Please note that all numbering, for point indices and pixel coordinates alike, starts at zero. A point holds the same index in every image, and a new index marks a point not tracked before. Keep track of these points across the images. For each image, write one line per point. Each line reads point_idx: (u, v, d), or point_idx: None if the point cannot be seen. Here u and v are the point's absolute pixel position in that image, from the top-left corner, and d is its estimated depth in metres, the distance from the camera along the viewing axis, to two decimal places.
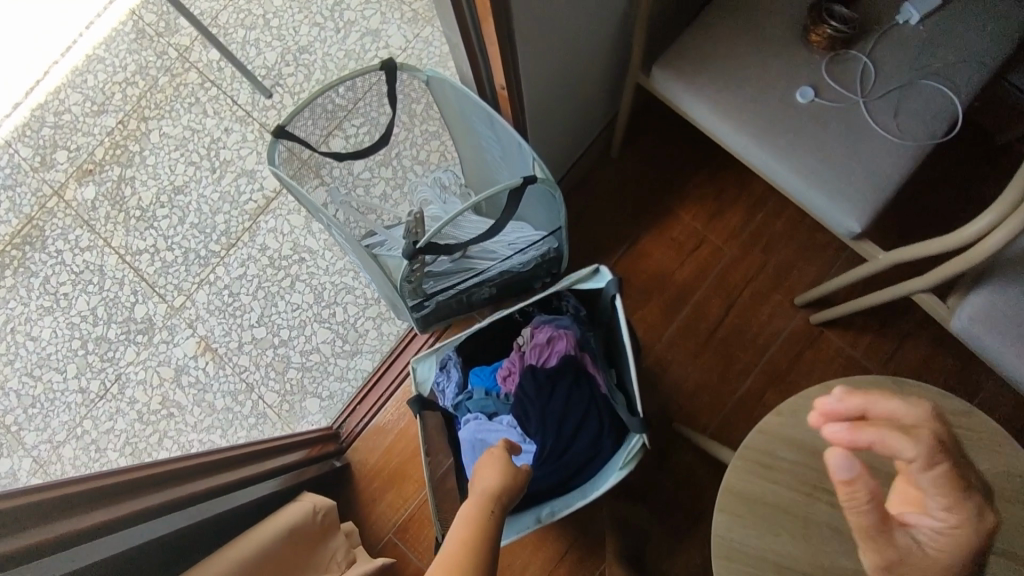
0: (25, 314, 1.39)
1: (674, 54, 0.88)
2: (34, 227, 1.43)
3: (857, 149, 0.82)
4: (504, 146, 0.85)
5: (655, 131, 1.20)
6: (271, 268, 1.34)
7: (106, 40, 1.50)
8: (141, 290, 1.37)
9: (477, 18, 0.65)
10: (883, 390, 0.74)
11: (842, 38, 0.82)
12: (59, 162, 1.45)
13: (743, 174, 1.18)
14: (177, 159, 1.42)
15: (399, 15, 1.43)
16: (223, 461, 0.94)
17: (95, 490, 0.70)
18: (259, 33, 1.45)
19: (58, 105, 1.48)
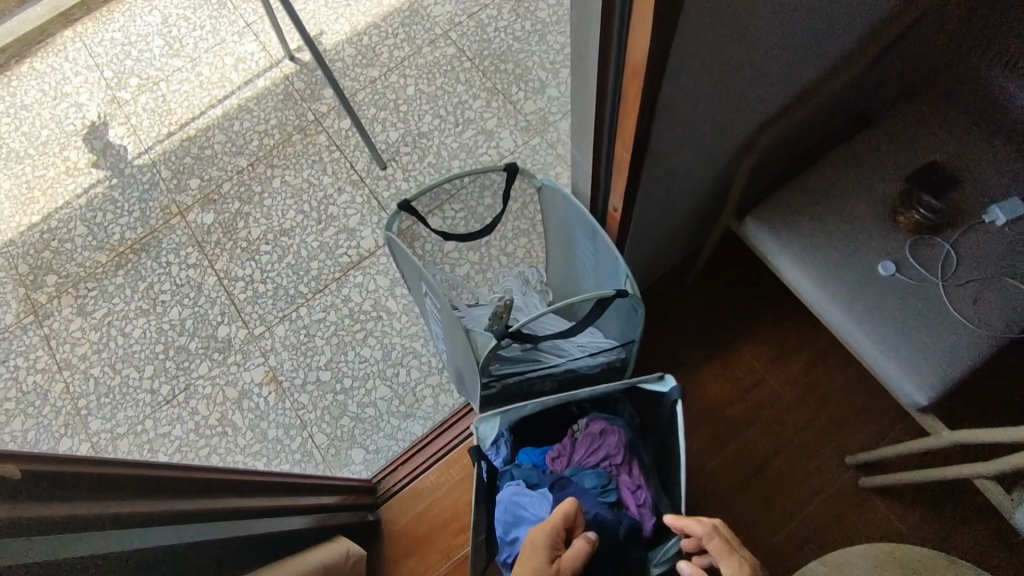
0: (124, 312, 1.54)
1: (771, 208, 0.97)
2: (154, 238, 1.60)
3: (931, 327, 0.87)
4: (600, 258, 0.93)
5: (732, 270, 1.27)
6: (350, 318, 1.44)
7: (257, 95, 1.72)
8: (228, 312, 1.49)
9: (612, 149, 0.77)
10: (933, 567, 0.76)
11: (929, 224, 0.90)
12: (190, 187, 1.64)
13: (811, 326, 1.23)
14: (290, 206, 1.58)
15: (514, 122, 1.59)
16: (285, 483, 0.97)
17: (187, 479, 0.75)
18: (388, 114, 1.64)
19: (204, 140, 1.69)
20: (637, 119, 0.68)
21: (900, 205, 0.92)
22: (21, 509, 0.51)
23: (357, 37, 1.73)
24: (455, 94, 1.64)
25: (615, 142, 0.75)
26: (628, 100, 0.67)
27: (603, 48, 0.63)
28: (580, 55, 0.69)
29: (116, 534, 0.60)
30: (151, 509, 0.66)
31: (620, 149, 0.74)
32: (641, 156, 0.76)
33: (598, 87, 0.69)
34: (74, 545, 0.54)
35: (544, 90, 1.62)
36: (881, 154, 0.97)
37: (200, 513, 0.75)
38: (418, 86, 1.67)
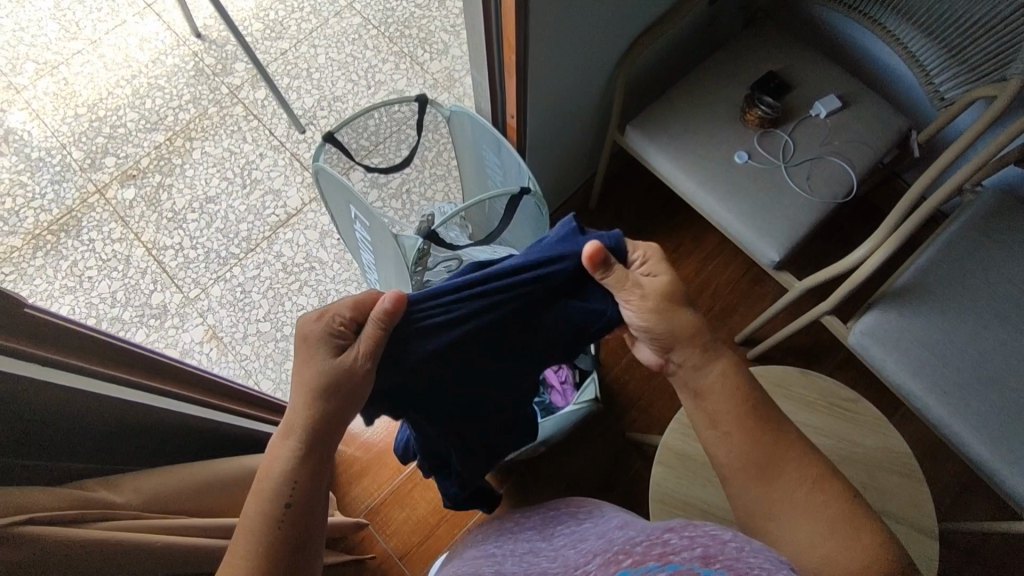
0: (48, 291, 1.51)
1: (646, 118, 1.15)
2: (73, 217, 1.59)
3: (776, 199, 1.08)
4: (506, 167, 1.08)
5: (626, 192, 1.45)
6: (284, 272, 1.51)
7: (167, 73, 1.75)
8: (161, 280, 1.52)
9: (503, 58, 0.91)
10: (792, 378, 0.95)
11: (768, 119, 1.12)
12: (107, 166, 1.64)
13: (696, 233, 1.43)
14: (213, 175, 1.63)
15: (422, 82, 1.71)
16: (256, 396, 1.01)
17: (176, 372, 0.79)
18: (301, 82, 1.71)
19: (115, 120, 1.70)
20: (517, 27, 0.83)
21: (746, 105, 1.13)
22: (48, 352, 0.58)
23: (263, 12, 1.79)
24: (365, 60, 1.74)
25: (503, 53, 0.90)
26: (507, 12, 0.82)
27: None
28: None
29: (100, 386, 0.64)
30: (152, 382, 0.73)
31: (510, 58, 0.89)
32: (526, 63, 0.91)
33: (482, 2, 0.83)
34: (89, 391, 0.61)
35: (447, 50, 1.74)
36: (725, 69, 1.18)
37: (194, 401, 0.81)
38: (328, 54, 1.75)
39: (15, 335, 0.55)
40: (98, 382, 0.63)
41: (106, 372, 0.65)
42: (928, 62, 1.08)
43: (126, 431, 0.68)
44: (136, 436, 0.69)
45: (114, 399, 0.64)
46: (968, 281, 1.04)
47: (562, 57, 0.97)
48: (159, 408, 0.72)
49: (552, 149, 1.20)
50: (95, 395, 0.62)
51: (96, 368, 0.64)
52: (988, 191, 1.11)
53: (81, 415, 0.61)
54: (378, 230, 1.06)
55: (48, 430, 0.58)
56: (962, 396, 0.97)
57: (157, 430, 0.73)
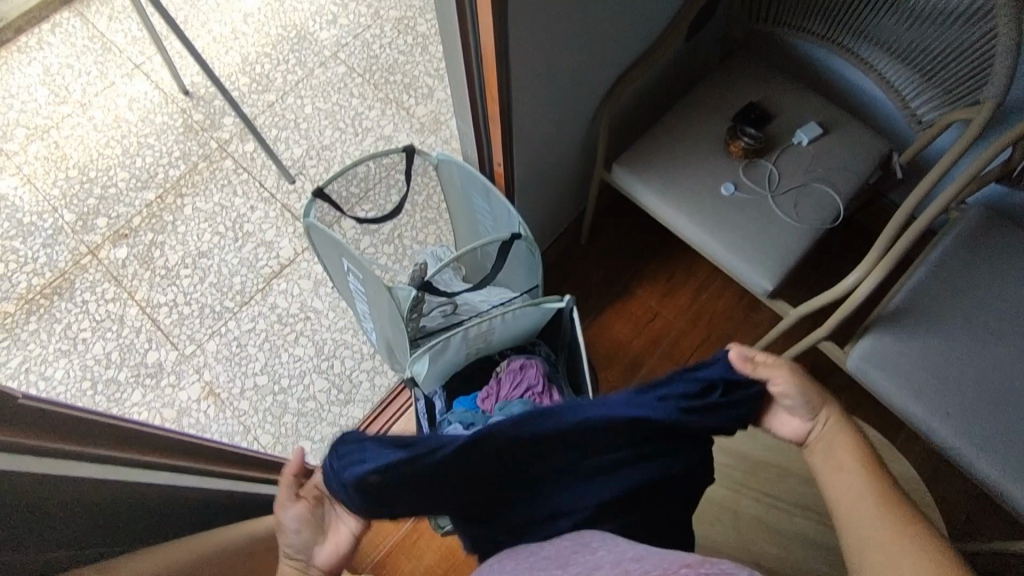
0: (41, 356, 1.50)
1: (631, 155, 1.17)
2: (66, 280, 1.59)
3: (765, 228, 1.09)
4: (495, 213, 1.09)
5: (615, 225, 1.46)
6: (279, 323, 1.50)
7: (157, 131, 1.77)
8: (156, 338, 1.51)
9: (486, 108, 0.93)
10: None
11: (751, 149, 1.13)
12: (98, 226, 1.65)
13: (689, 262, 1.43)
14: (205, 229, 1.63)
15: (409, 126, 1.73)
16: (252, 458, 1.00)
17: (162, 441, 0.78)
18: (290, 133, 1.73)
19: (106, 180, 1.71)
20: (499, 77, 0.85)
21: (729, 137, 1.14)
22: (23, 439, 0.57)
23: (250, 66, 1.82)
24: (351, 107, 1.76)
25: (486, 103, 0.92)
26: (489, 66, 0.84)
27: (459, 21, 0.79)
28: (443, 31, 0.85)
29: (81, 467, 0.62)
30: (132, 457, 0.71)
31: (493, 107, 0.91)
32: (510, 110, 0.92)
33: (462, 55, 0.85)
34: (61, 473, 0.59)
35: (432, 94, 1.77)
36: (705, 102, 1.20)
37: (179, 471, 0.79)
38: (315, 104, 1.77)
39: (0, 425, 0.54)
40: (78, 463, 0.62)
41: (78, 451, 0.63)
42: (903, 86, 1.11)
43: (115, 509, 0.67)
44: (123, 512, 0.67)
45: (90, 478, 0.63)
46: (962, 300, 1.05)
47: (544, 100, 0.99)
48: (146, 482, 0.71)
49: (541, 190, 1.21)
50: (74, 476, 0.61)
51: (77, 449, 0.63)
52: (973, 208, 1.12)
53: (64, 499, 0.60)
54: (371, 283, 1.07)
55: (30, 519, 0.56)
56: (966, 418, 0.97)
57: (143, 506, 0.71)
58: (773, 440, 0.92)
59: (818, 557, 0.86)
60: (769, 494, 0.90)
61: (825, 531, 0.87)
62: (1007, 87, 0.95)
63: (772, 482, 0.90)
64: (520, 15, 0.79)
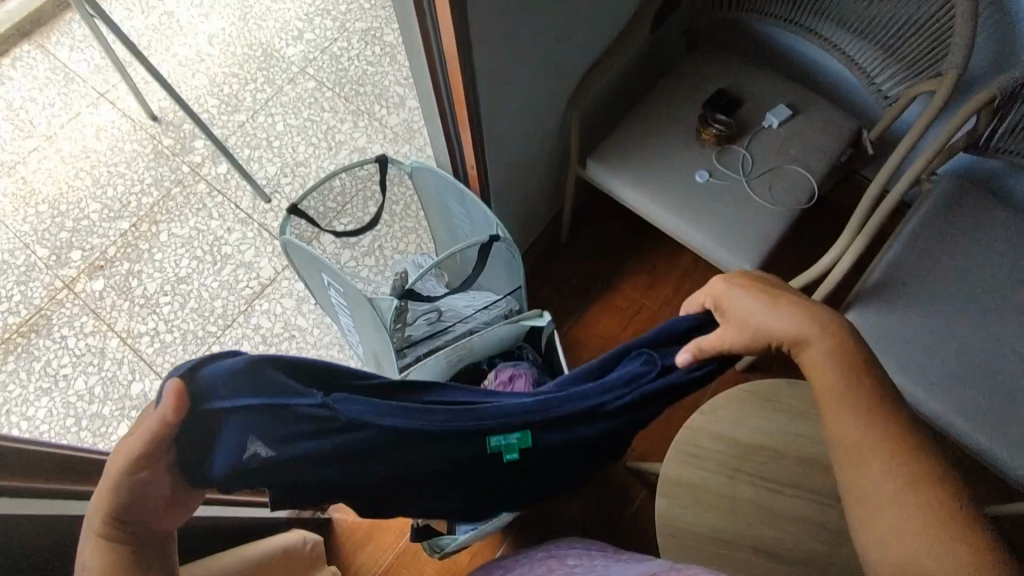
0: (22, 396, 1.47)
1: (604, 149, 1.17)
2: (43, 316, 1.56)
3: (742, 213, 1.10)
4: (473, 216, 1.09)
5: (595, 221, 1.46)
6: (264, 344, 1.48)
7: (127, 159, 1.74)
8: (139, 368, 1.49)
9: (455, 113, 0.92)
10: (781, 389, 0.93)
11: (722, 137, 1.14)
12: (73, 259, 1.62)
13: (671, 253, 1.43)
14: (183, 255, 1.61)
15: (383, 137, 1.72)
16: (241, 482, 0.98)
17: None
18: (263, 151, 1.71)
19: (78, 212, 1.68)
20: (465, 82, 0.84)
21: (701, 125, 1.15)
22: None
23: (217, 87, 1.80)
24: (323, 122, 1.75)
25: (454, 108, 0.91)
26: (453, 71, 0.83)
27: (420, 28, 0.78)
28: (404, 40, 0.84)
29: (62, 504, 0.61)
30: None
31: (462, 112, 0.90)
32: (479, 113, 0.92)
33: (426, 61, 0.84)
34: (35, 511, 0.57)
35: (404, 103, 1.76)
36: (674, 93, 1.20)
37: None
38: (287, 121, 1.76)
39: None
40: (62, 500, 0.61)
41: (57, 488, 0.61)
42: (866, 63, 1.11)
43: None
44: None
45: (73, 516, 0.61)
46: (939, 270, 1.05)
47: (513, 101, 0.98)
48: None
49: (517, 191, 1.21)
50: (55, 515, 0.59)
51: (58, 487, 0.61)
52: (946, 179, 1.13)
53: (47, 539, 0.58)
54: (355, 300, 1.06)
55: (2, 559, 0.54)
56: (951, 386, 0.97)
57: None
58: (763, 424, 0.91)
59: (819, 537, 0.85)
60: (766, 477, 0.88)
61: (823, 511, 0.86)
62: (966, 56, 0.96)
63: (767, 465, 0.89)
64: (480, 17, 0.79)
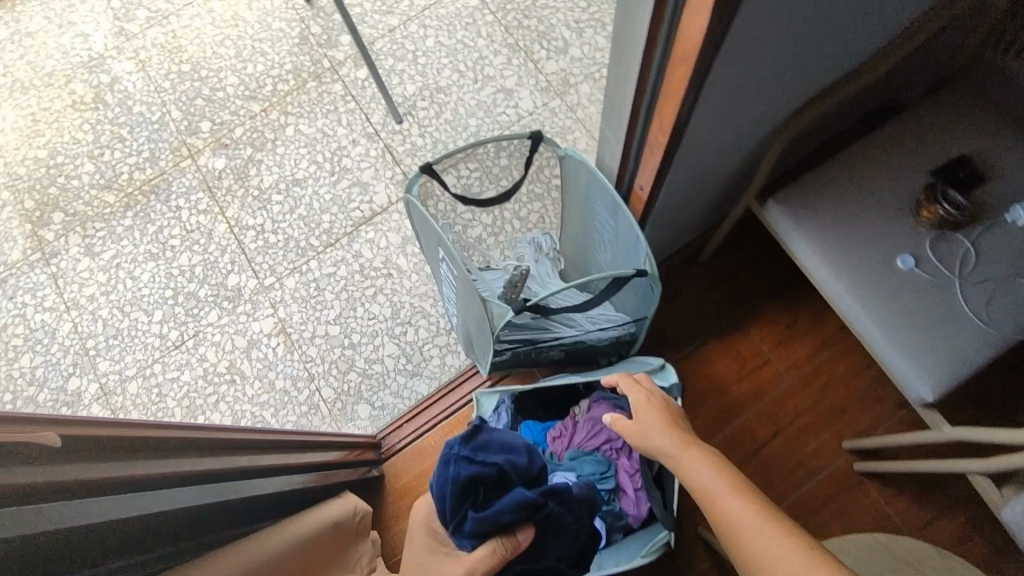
0: (133, 255, 1.53)
1: (795, 190, 0.97)
2: (164, 181, 1.58)
3: (942, 323, 0.89)
4: (620, 232, 0.95)
5: (745, 250, 1.27)
6: (360, 274, 1.43)
7: (272, 37, 1.67)
8: (239, 261, 1.49)
9: (650, 128, 0.75)
10: (925, 555, 0.83)
11: (951, 220, 0.90)
12: (201, 130, 1.61)
13: (822, 311, 1.22)
14: (303, 156, 1.56)
15: (535, 82, 1.54)
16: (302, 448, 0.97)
17: (198, 441, 0.73)
18: (406, 66, 1.59)
19: (215, 82, 1.65)
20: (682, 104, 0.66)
21: (925, 198, 0.91)
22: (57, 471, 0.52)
23: None
24: (476, 48, 1.59)
25: (654, 123, 0.73)
26: (672, 86, 0.65)
27: (652, 27, 0.60)
28: (622, 21, 0.66)
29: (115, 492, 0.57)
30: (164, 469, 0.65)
31: (663, 133, 0.72)
32: (678, 141, 0.74)
33: (642, 64, 0.66)
34: (72, 513, 0.53)
35: (568, 49, 1.56)
36: (906, 144, 0.96)
37: (201, 480, 0.71)
38: (438, 37, 1.61)
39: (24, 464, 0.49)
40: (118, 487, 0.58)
41: (114, 474, 0.57)
42: None
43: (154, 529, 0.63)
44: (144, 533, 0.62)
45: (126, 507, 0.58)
46: None
47: (720, 124, 0.78)
48: (186, 499, 0.66)
49: (674, 208, 1.04)
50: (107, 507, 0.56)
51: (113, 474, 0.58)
52: None
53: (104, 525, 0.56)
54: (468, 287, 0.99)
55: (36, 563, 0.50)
56: None
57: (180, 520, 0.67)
58: None
59: None
60: None
61: None
62: None
63: None
64: (739, 38, 0.59)
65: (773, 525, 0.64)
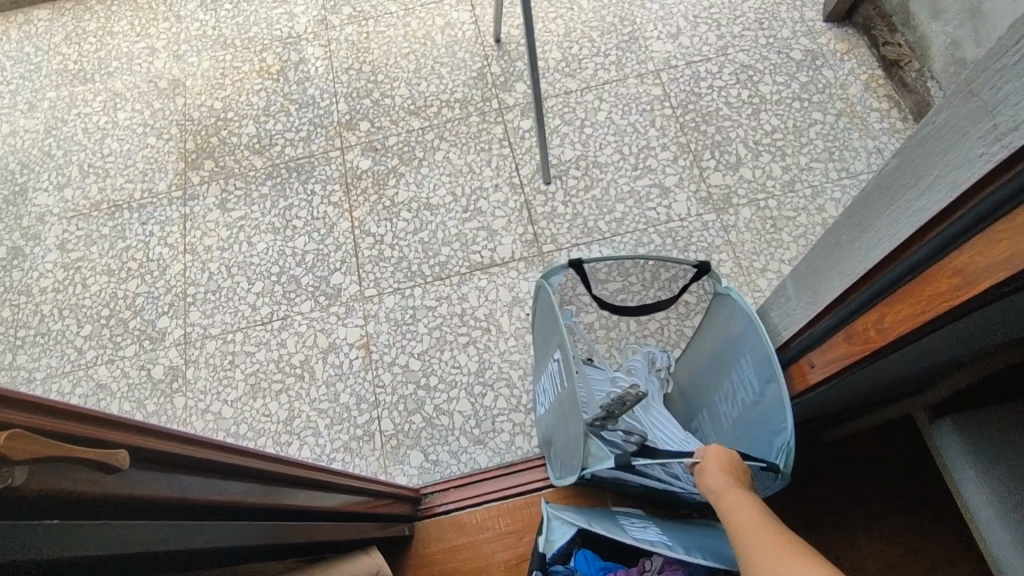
0: (258, 222, 1.57)
1: (985, 431, 0.79)
2: (310, 164, 1.62)
3: None
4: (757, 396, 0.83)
5: (874, 446, 1.13)
6: (458, 318, 1.38)
7: (454, 65, 1.70)
8: (349, 263, 1.49)
9: (868, 309, 0.61)
10: None
11: None
12: (359, 129, 1.65)
13: (949, 549, 1.05)
14: (444, 183, 1.55)
15: (694, 188, 1.48)
16: (339, 494, 0.88)
17: (251, 473, 0.65)
18: (571, 132, 1.57)
19: (388, 89, 1.69)
20: (931, 320, 0.53)
21: None
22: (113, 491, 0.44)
23: (568, 42, 1.68)
24: (645, 136, 1.55)
25: (877, 308, 0.60)
26: (926, 293, 0.53)
27: (936, 220, 0.49)
28: (880, 196, 0.56)
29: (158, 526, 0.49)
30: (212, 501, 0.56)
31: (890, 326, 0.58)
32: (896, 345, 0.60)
33: (903, 245, 0.53)
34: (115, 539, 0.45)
35: (738, 167, 1.49)
36: None
37: (245, 510, 0.63)
38: (611, 114, 1.58)
39: (83, 477, 0.42)
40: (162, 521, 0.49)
41: (160, 502, 0.49)
42: None
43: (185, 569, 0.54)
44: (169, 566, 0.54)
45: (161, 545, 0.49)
46: None
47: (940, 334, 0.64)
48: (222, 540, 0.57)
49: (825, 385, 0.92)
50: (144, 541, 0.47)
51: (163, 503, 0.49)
52: None
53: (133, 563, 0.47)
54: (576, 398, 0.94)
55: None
56: None
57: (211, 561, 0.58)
58: None
59: None
60: None
61: None
62: None
63: None
64: None
65: (795, 554, 0.58)
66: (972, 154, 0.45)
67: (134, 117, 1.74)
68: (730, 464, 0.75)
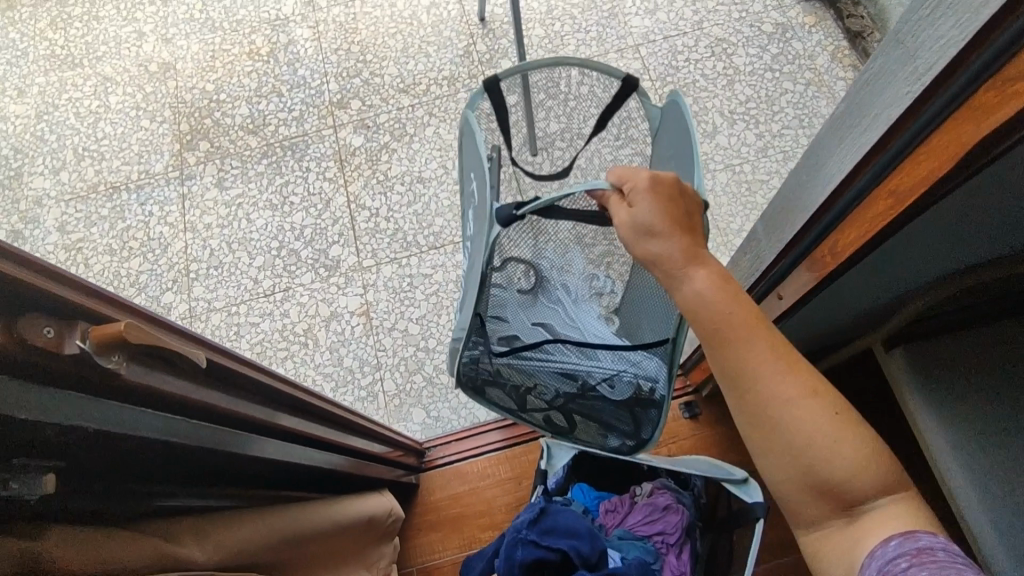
0: (256, 200, 1.62)
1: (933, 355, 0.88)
2: (304, 142, 1.67)
3: None
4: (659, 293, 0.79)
5: (841, 385, 1.23)
6: (453, 284, 1.46)
7: (440, 43, 1.76)
8: (346, 235, 1.55)
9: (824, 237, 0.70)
10: None
11: None
12: (351, 107, 1.70)
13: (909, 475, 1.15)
14: (435, 157, 1.62)
15: None
16: (359, 433, 0.96)
17: (281, 399, 0.73)
18: None
19: (377, 68, 1.74)
20: (873, 234, 0.63)
21: None
22: (169, 388, 0.51)
23: (551, 19, 1.74)
24: None
25: (832, 235, 0.69)
26: (870, 213, 0.62)
27: (872, 151, 0.58)
28: (832, 135, 0.64)
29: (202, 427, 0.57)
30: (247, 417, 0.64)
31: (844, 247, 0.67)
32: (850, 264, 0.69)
33: (850, 177, 0.62)
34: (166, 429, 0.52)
35: (714, 135, 1.57)
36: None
37: (276, 433, 0.70)
38: None
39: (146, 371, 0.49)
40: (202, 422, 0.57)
41: (203, 407, 0.57)
42: None
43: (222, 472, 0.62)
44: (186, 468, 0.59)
45: (202, 443, 0.56)
46: None
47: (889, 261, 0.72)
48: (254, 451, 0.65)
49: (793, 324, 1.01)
50: (188, 437, 0.55)
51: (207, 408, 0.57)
52: None
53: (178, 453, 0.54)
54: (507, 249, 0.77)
55: (88, 481, 0.48)
56: None
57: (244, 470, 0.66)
58: None
59: None
60: None
61: None
62: None
63: None
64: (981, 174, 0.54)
65: (830, 410, 0.62)
66: (899, 92, 0.53)
67: (126, 100, 1.77)
68: (689, 225, 0.63)
